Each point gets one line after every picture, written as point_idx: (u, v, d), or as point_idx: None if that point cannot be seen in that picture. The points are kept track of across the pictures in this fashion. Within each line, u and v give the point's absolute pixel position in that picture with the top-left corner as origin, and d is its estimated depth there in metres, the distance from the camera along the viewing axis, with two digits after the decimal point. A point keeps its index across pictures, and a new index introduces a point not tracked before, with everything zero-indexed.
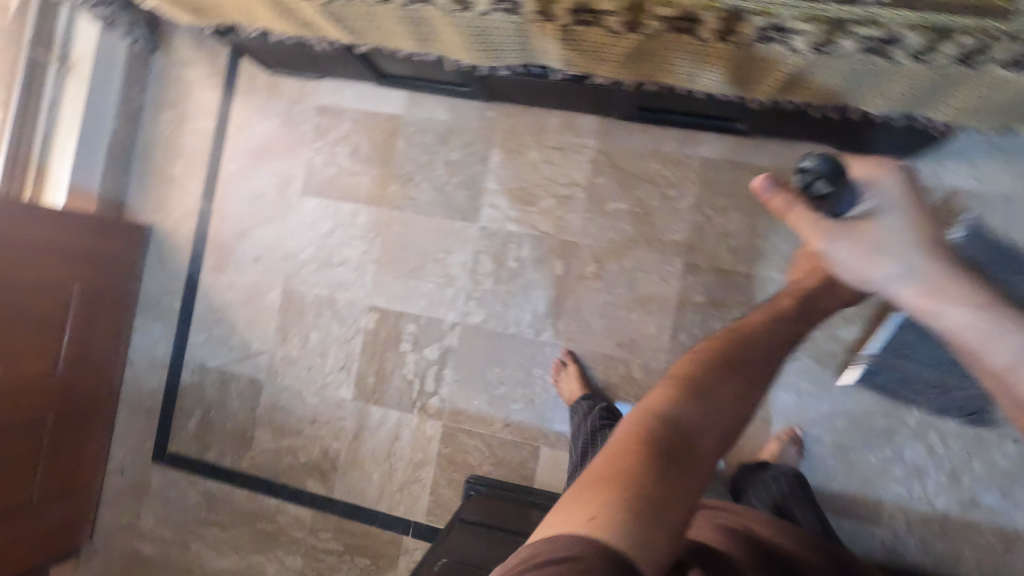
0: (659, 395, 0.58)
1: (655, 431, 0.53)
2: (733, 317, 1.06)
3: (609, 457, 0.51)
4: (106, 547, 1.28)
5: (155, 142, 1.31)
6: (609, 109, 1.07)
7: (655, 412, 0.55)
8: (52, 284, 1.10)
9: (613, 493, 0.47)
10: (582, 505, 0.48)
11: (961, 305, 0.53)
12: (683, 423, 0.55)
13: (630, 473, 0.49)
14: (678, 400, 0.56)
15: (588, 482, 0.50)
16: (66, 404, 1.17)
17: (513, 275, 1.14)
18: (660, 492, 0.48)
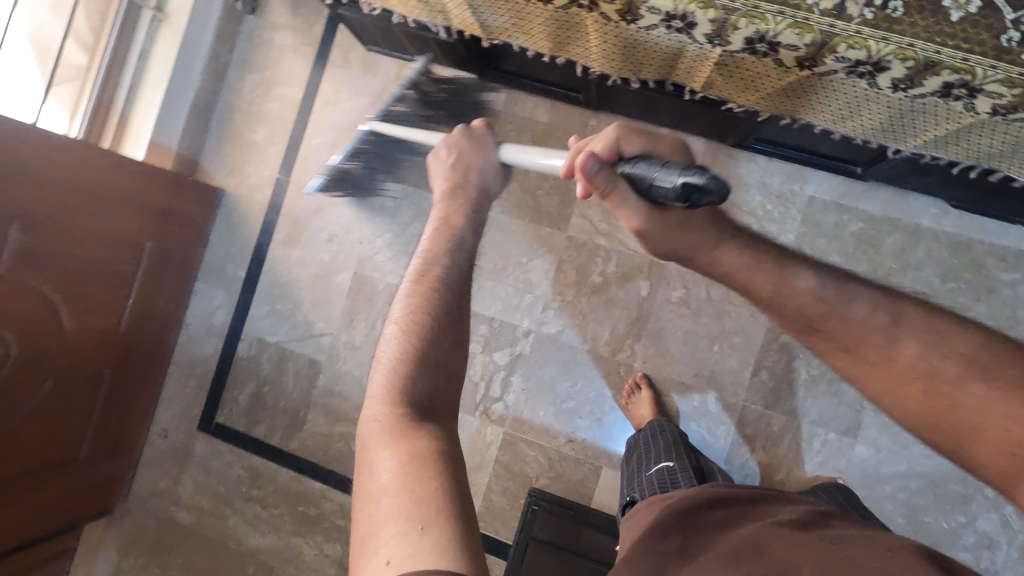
0: (379, 385, 0.58)
1: (401, 429, 0.54)
2: (819, 362, 1.04)
3: (398, 474, 0.51)
4: (141, 509, 1.26)
5: (238, 104, 1.27)
6: (723, 137, 1.05)
7: (407, 393, 0.57)
8: (126, 239, 1.07)
9: (432, 510, 0.48)
10: (387, 534, 0.48)
11: (817, 281, 0.62)
12: (422, 399, 0.57)
13: (420, 484, 0.50)
14: (414, 373, 0.58)
15: (400, 484, 0.50)
16: (122, 362, 1.14)
17: (597, 289, 1.12)
18: (451, 492, 0.50)
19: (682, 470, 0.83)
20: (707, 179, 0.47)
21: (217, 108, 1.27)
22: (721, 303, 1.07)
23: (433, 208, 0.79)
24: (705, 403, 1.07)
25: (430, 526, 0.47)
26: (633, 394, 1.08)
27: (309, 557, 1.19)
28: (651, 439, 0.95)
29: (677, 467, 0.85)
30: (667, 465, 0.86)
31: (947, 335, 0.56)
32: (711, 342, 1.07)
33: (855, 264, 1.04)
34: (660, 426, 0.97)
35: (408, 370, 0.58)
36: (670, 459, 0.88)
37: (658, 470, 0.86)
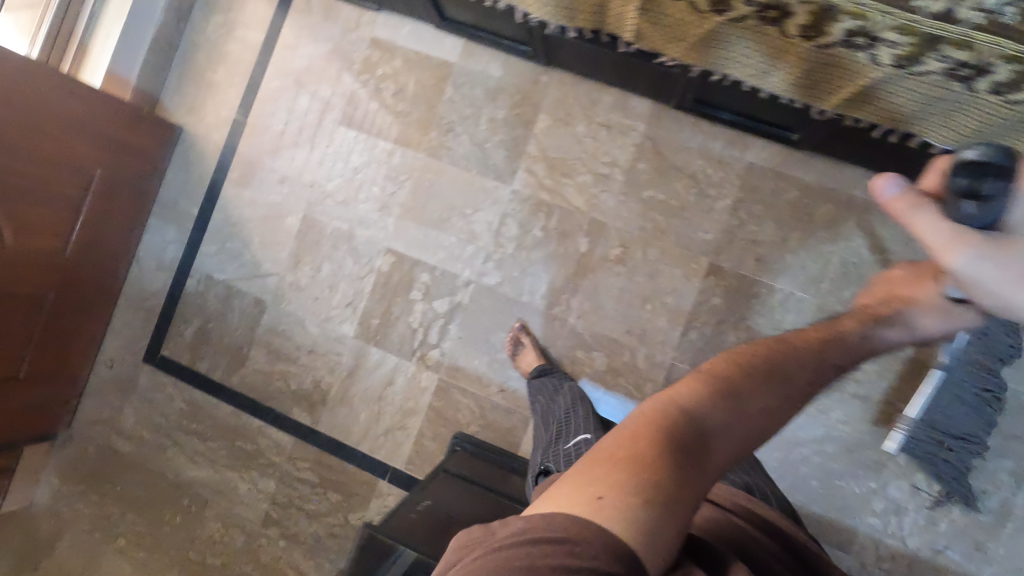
0: (681, 385, 0.53)
1: (669, 428, 0.48)
2: (746, 326, 1.06)
3: (642, 453, 0.46)
4: (83, 437, 1.28)
5: (200, 44, 1.28)
6: (665, 98, 1.06)
7: (679, 404, 0.50)
8: (74, 164, 1.08)
9: (640, 496, 0.43)
10: (592, 479, 0.45)
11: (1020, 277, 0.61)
12: (706, 428, 0.50)
13: (651, 470, 0.45)
14: (712, 400, 0.51)
15: (610, 456, 0.47)
16: (67, 287, 1.15)
17: (537, 243, 1.13)
18: (675, 514, 0.44)
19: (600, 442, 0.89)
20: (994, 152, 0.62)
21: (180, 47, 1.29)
22: (656, 263, 1.10)
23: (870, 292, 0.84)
24: (634, 360, 1.09)
25: (639, 505, 0.43)
26: (517, 345, 1.11)
27: (244, 492, 1.21)
28: (568, 408, 1.00)
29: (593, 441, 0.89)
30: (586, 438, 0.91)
31: None
32: (644, 302, 1.10)
33: (788, 232, 1.06)
34: (578, 400, 1.02)
35: (711, 391, 0.52)
36: (588, 433, 0.92)
37: (576, 444, 0.90)
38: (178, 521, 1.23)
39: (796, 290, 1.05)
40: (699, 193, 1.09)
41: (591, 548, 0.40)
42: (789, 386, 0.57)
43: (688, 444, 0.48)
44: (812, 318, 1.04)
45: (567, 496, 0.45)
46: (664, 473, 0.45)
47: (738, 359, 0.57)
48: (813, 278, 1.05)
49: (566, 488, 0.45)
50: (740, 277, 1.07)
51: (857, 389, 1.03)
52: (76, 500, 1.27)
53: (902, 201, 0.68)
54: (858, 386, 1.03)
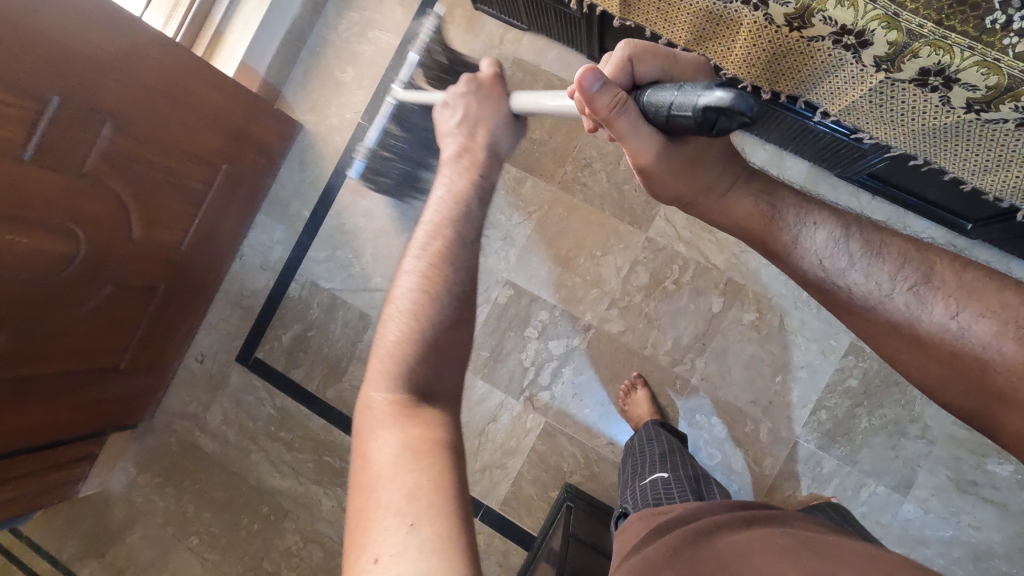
0: (382, 374, 0.58)
1: (411, 425, 0.54)
2: (882, 414, 1.01)
3: (390, 472, 0.51)
4: (165, 428, 1.25)
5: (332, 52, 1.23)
6: (831, 166, 1.01)
7: (392, 392, 0.56)
8: (205, 158, 1.04)
9: (425, 504, 0.48)
10: (374, 528, 0.48)
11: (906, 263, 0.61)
12: (423, 390, 0.57)
13: (414, 477, 0.50)
14: (409, 367, 0.58)
15: (383, 487, 0.50)
16: (178, 280, 1.12)
17: (666, 296, 1.09)
18: (452, 485, 0.50)
19: (677, 481, 0.83)
20: (733, 96, 0.43)
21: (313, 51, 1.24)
22: (793, 334, 1.05)
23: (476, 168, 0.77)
24: (756, 432, 1.05)
25: (421, 524, 0.47)
26: (628, 395, 1.07)
27: (327, 508, 1.18)
28: (647, 443, 0.96)
29: (671, 480, 0.83)
30: (662, 477, 0.85)
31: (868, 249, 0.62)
32: (774, 373, 1.05)
33: None
34: (658, 433, 0.97)
35: (415, 357, 0.59)
36: (663, 470, 0.87)
37: (653, 482, 0.85)
38: (254, 528, 1.20)
39: None
40: None
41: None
42: (463, 301, 0.63)
43: (412, 414, 0.55)
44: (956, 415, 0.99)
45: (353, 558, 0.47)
46: (408, 478, 0.50)
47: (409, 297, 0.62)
48: None
49: (352, 551, 0.48)
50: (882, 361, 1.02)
51: (995, 496, 0.98)
52: (152, 492, 1.25)
53: (604, 99, 0.57)
54: (996, 492, 0.98)
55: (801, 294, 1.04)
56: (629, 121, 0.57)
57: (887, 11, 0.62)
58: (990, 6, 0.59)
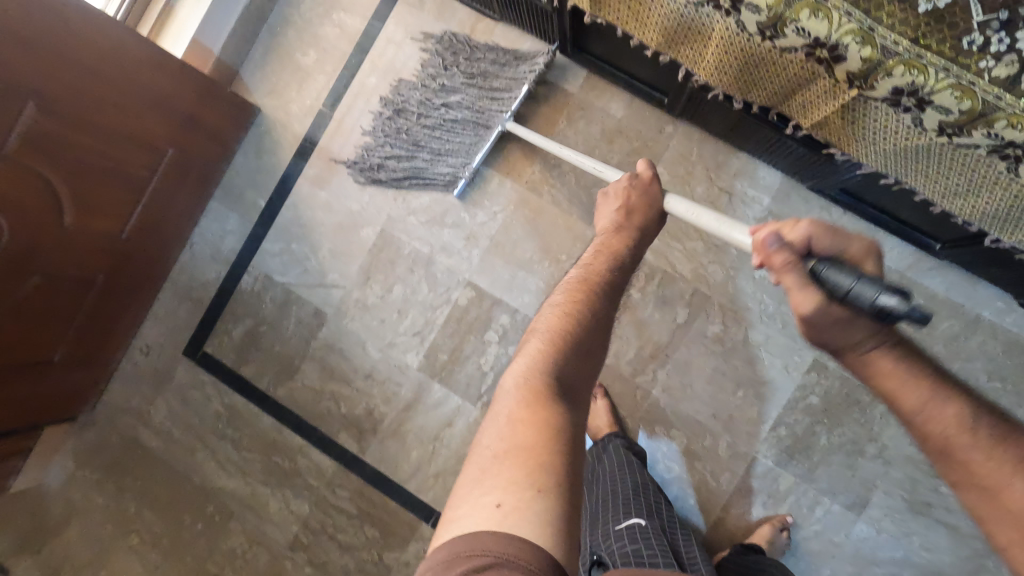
0: (537, 349, 0.62)
1: (552, 399, 0.57)
2: (842, 432, 1.00)
3: (523, 437, 0.55)
4: (107, 422, 1.20)
5: (413, 90, 1.08)
6: (803, 177, 0.98)
7: (545, 368, 0.60)
8: (148, 142, 0.97)
9: (555, 481, 0.52)
10: (499, 486, 0.52)
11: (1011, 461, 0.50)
12: (569, 379, 0.60)
13: (549, 455, 0.54)
14: (561, 354, 0.61)
15: (521, 449, 0.54)
16: (119, 269, 1.06)
17: (632, 305, 1.05)
18: (577, 481, 0.54)
19: (654, 532, 0.80)
20: (909, 304, 0.46)
21: (397, 85, 1.10)
22: (757, 348, 1.02)
23: (602, 207, 0.85)
24: (715, 446, 1.03)
25: (545, 492, 0.51)
26: (589, 403, 1.05)
27: (275, 510, 1.14)
28: (617, 475, 0.92)
29: (649, 530, 0.80)
30: (638, 524, 0.81)
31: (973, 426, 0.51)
32: (737, 387, 1.03)
33: None
34: (628, 464, 0.94)
35: (560, 353, 0.61)
36: (636, 514, 0.83)
37: (628, 528, 0.81)
38: (199, 528, 1.16)
39: None
40: None
41: (513, 540, 0.47)
42: (603, 325, 0.66)
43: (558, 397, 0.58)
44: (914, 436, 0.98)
45: (476, 497, 0.52)
46: (544, 454, 0.53)
47: (579, 308, 0.66)
48: None
49: (476, 490, 0.53)
50: (844, 379, 1.00)
51: (947, 518, 0.97)
52: (92, 488, 1.19)
53: (781, 255, 0.51)
54: (950, 515, 0.97)
55: (768, 309, 1.02)
56: (801, 280, 0.50)
57: (862, 24, 0.58)
58: (969, 25, 0.56)
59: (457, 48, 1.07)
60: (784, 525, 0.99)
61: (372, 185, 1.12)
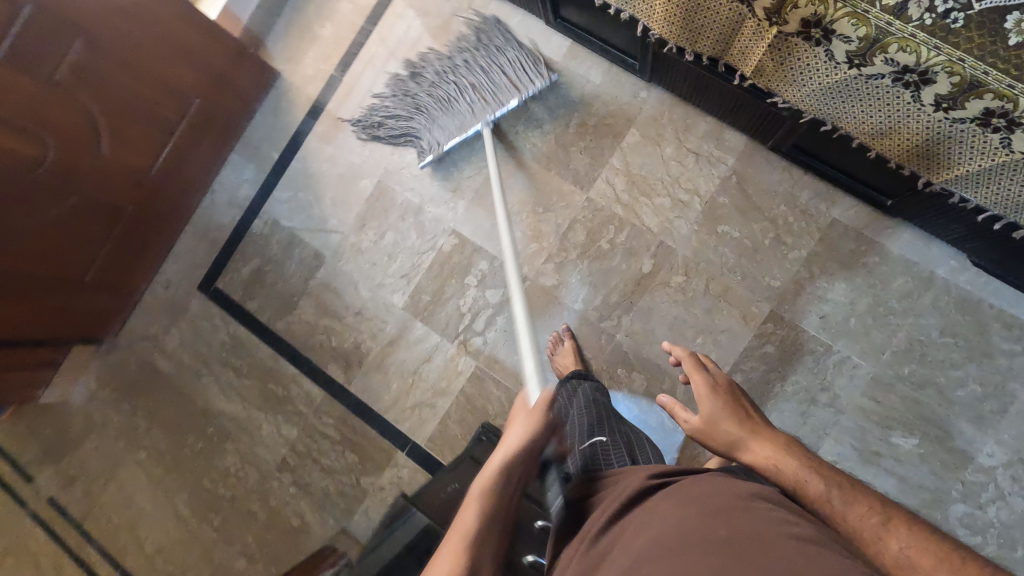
0: (458, 542, 0.60)
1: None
2: (795, 380, 1.04)
3: None
4: (126, 348, 1.33)
5: (434, 61, 1.20)
6: (764, 138, 1.05)
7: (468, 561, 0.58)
8: (178, 90, 1.12)
9: None
10: None
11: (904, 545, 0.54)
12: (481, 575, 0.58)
13: None
14: (481, 546, 0.60)
15: None
16: (146, 203, 1.20)
17: (601, 255, 1.13)
18: None
19: (616, 448, 0.75)
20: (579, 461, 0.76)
21: (425, 55, 1.22)
22: (717, 299, 1.08)
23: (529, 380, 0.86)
24: (674, 390, 1.09)
25: None
26: (558, 345, 1.12)
27: (266, 433, 1.24)
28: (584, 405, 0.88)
29: (610, 446, 0.76)
30: (602, 441, 0.77)
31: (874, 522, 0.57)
32: (697, 335, 1.08)
33: (859, 296, 1.03)
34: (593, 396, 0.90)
35: (479, 548, 0.59)
36: (602, 434, 0.79)
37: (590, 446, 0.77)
38: (199, 447, 1.27)
39: (853, 355, 1.03)
40: (775, 240, 1.07)
41: None
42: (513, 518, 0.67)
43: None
44: (866, 387, 1.02)
45: None
46: None
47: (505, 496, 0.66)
48: (876, 347, 1.02)
49: None
50: (800, 331, 1.05)
51: (897, 468, 1.00)
52: (109, 407, 1.32)
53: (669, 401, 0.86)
54: (898, 465, 1.00)
55: (728, 261, 1.08)
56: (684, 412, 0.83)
57: None
58: None
59: (493, 34, 1.17)
60: None
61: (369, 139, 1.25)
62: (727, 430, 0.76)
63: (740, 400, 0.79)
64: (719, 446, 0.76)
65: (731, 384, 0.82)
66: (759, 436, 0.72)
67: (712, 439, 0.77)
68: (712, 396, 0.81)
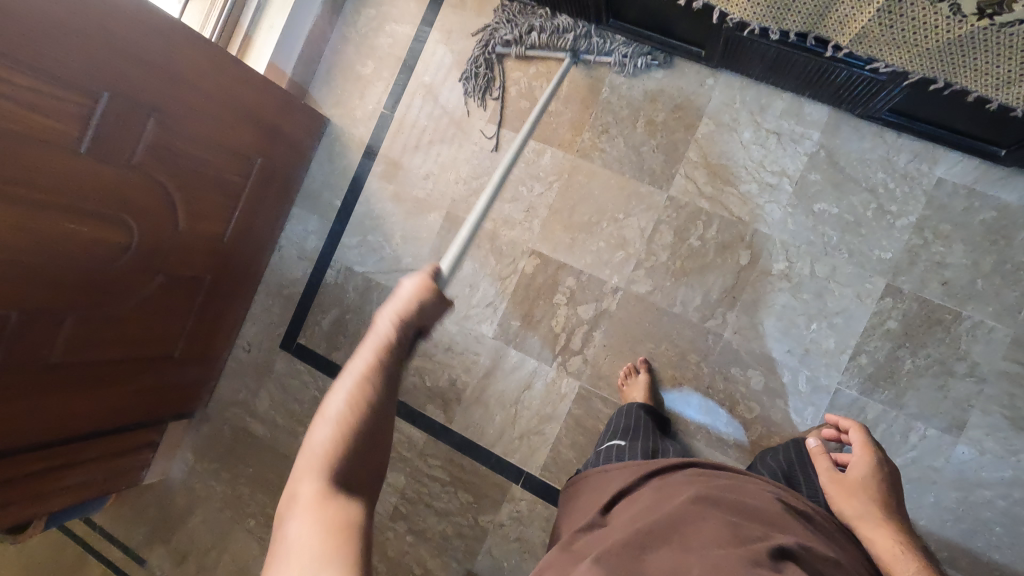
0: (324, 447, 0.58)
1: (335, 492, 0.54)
2: (926, 354, 0.99)
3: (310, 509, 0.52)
4: (218, 417, 1.33)
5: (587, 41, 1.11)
6: (850, 106, 1.00)
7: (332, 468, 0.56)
8: (241, 152, 1.11)
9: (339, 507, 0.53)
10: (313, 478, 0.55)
11: None
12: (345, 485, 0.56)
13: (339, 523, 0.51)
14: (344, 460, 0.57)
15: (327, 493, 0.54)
16: (222, 270, 1.20)
17: (693, 253, 1.09)
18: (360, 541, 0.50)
19: (628, 446, 0.88)
20: None
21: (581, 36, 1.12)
22: (825, 280, 1.03)
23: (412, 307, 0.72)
24: (794, 381, 1.04)
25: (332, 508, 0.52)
26: (631, 376, 1.09)
27: None
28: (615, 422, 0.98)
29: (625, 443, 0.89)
30: (618, 445, 0.90)
31: None
32: (809, 321, 1.04)
33: (981, 256, 0.98)
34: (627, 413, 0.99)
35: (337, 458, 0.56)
36: (622, 440, 0.91)
37: (609, 447, 0.91)
38: None
39: (986, 319, 0.97)
40: (878, 209, 1.02)
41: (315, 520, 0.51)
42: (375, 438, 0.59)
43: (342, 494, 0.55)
44: (1005, 350, 0.96)
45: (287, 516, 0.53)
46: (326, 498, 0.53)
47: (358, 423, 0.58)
48: (1008, 307, 0.96)
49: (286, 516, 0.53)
50: (922, 301, 0.99)
51: None
52: (210, 477, 1.31)
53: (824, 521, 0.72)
54: None
55: (831, 240, 1.03)
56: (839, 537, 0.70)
57: None
58: None
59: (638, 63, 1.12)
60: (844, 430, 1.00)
61: (462, 80, 1.22)
62: (867, 499, 0.75)
63: (897, 494, 0.77)
64: (844, 507, 0.76)
65: (893, 473, 0.80)
66: (896, 528, 0.71)
67: (842, 502, 0.76)
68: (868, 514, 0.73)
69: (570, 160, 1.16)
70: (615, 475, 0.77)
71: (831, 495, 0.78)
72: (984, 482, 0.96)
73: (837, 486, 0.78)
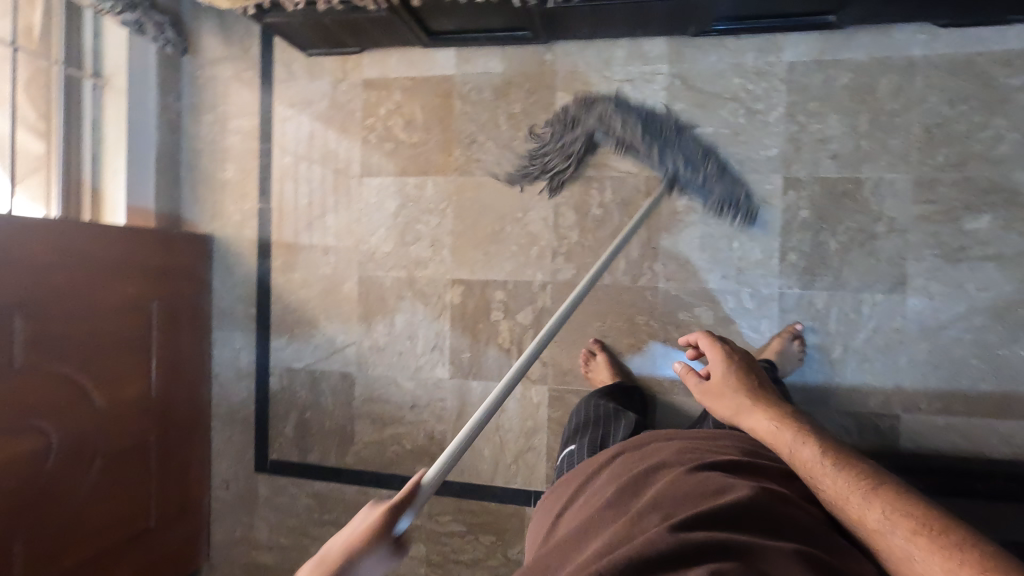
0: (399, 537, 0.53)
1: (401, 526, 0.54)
2: (845, 228, 1.00)
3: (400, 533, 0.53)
4: (225, 562, 1.28)
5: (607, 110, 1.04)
6: (684, 29, 1.01)
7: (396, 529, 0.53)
8: (134, 305, 1.08)
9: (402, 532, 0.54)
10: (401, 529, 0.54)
11: (859, 498, 0.62)
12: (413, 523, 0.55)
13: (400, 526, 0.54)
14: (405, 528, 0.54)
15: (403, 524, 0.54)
16: (165, 424, 1.16)
17: (600, 223, 1.09)
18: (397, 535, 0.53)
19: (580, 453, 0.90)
20: None
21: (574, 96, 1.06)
22: (729, 198, 1.04)
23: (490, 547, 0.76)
24: (741, 302, 1.04)
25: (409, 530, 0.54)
26: (591, 361, 1.08)
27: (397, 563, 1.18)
28: (574, 416, 0.99)
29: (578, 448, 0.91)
30: (572, 450, 0.93)
31: (842, 480, 0.64)
32: (730, 241, 1.04)
33: (855, 117, 0.99)
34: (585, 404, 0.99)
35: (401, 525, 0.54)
36: (575, 442, 0.94)
37: (568, 449, 0.94)
38: None
39: (884, 173, 0.98)
40: (748, 113, 1.02)
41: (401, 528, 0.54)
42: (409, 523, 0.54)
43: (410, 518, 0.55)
44: (912, 195, 0.97)
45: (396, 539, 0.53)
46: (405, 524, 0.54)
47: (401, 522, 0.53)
48: (899, 154, 0.98)
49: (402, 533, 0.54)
50: (822, 181, 1.00)
51: (987, 251, 0.95)
52: None
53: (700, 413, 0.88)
54: (988, 248, 0.95)
55: (718, 158, 1.04)
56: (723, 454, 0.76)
57: None
58: None
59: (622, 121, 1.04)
60: (794, 333, 1.00)
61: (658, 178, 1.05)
62: (733, 394, 0.82)
63: (754, 373, 0.84)
64: (724, 409, 0.83)
65: (744, 353, 0.87)
66: (766, 407, 0.78)
67: (720, 407, 0.83)
68: (727, 385, 0.83)
69: (453, 182, 1.15)
70: (555, 496, 0.79)
71: (708, 402, 0.86)
72: (945, 324, 0.97)
73: (709, 395, 0.85)
